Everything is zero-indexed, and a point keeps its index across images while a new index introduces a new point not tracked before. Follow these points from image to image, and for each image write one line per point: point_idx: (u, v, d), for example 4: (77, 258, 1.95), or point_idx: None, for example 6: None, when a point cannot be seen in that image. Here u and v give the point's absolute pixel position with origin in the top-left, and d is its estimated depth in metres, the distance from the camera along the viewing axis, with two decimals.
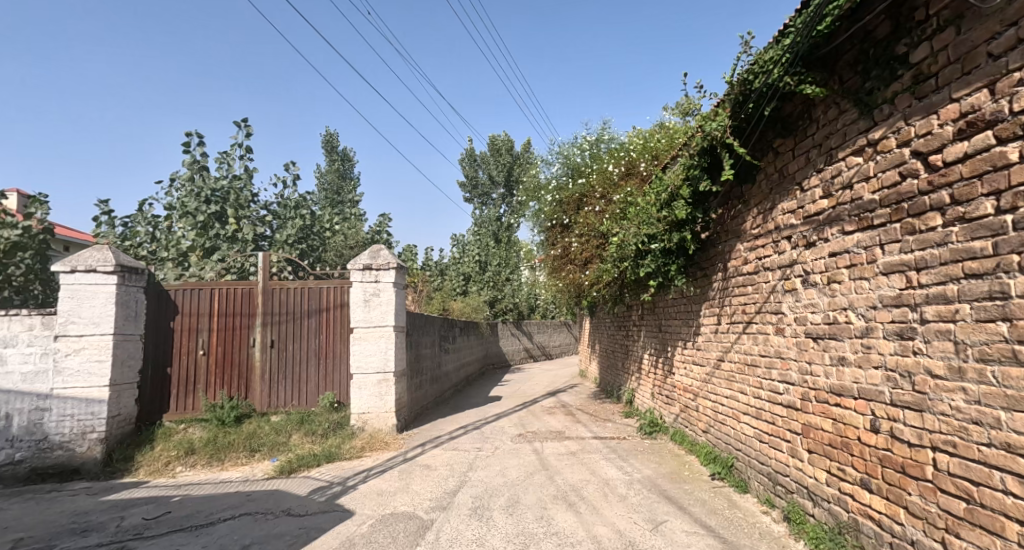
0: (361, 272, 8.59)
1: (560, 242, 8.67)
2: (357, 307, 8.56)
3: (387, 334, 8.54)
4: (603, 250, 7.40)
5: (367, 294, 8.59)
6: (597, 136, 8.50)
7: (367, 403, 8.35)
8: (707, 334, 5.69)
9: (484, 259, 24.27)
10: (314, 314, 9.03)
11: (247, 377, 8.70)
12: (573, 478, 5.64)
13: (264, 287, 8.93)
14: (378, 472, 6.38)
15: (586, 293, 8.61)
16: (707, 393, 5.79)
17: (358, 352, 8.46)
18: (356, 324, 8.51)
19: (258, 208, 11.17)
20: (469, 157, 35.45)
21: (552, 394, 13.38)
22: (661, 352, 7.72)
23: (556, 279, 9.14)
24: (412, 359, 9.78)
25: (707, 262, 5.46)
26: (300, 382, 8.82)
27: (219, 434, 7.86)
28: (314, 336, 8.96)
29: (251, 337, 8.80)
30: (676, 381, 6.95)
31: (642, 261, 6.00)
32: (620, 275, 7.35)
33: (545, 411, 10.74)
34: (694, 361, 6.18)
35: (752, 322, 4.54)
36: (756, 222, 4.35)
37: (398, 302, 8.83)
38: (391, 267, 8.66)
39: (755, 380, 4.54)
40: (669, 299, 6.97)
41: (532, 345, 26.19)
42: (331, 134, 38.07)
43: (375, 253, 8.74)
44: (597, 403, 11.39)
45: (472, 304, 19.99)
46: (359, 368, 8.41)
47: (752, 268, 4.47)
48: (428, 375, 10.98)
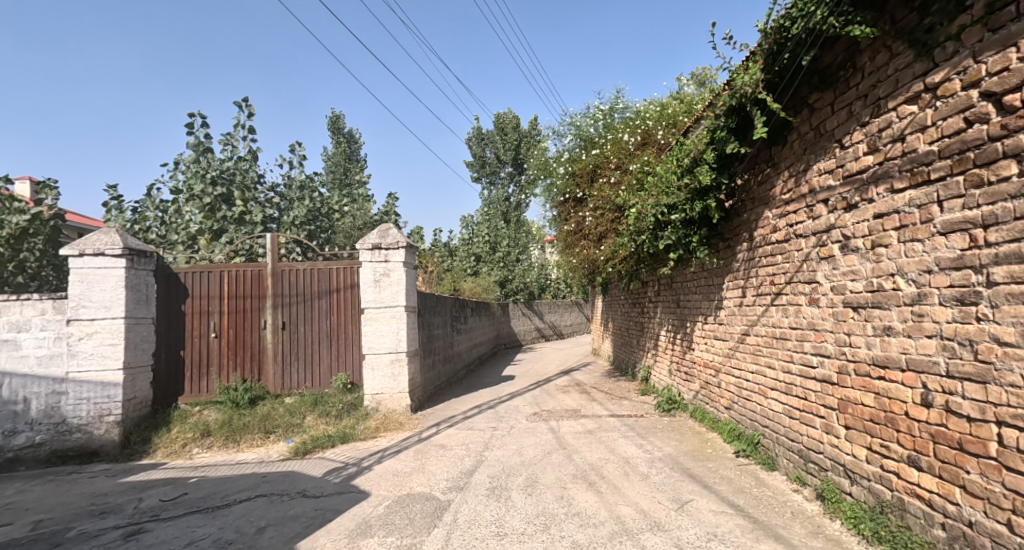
0: (370, 252, 8.42)
1: (572, 217, 8.42)
2: (367, 287, 8.40)
3: (399, 314, 8.40)
4: (620, 224, 7.15)
5: (377, 274, 8.42)
6: (611, 106, 8.19)
7: (380, 383, 8.25)
8: (730, 307, 5.46)
9: (494, 239, 24.03)
10: (325, 295, 8.90)
11: (260, 359, 8.62)
12: (592, 457, 5.50)
13: (274, 269, 8.79)
14: (392, 453, 6.27)
15: (600, 270, 8.39)
16: (730, 368, 5.58)
17: (370, 333, 8.33)
18: (367, 305, 8.37)
19: (263, 190, 11.02)
20: (476, 136, 34.97)
21: (565, 373, 13.25)
22: (678, 328, 7.51)
23: (570, 256, 8.91)
24: (424, 339, 9.65)
25: (731, 232, 5.21)
26: (313, 363, 8.74)
27: (234, 416, 7.80)
28: (325, 317, 8.86)
29: (263, 319, 8.70)
30: (696, 357, 6.75)
31: (662, 232, 5.76)
32: (637, 250, 7.11)
33: (559, 390, 10.61)
34: (716, 336, 5.97)
35: (781, 294, 4.31)
36: (786, 186, 4.10)
37: (409, 282, 8.67)
38: (401, 247, 8.47)
39: (784, 354, 4.32)
40: (689, 273, 6.73)
41: (544, 325, 26.04)
42: (337, 116, 37.69)
43: (384, 232, 8.55)
44: (611, 381, 11.22)
45: (482, 284, 19.83)
46: (371, 348, 8.29)
47: (782, 236, 4.23)
48: (441, 355, 10.87)
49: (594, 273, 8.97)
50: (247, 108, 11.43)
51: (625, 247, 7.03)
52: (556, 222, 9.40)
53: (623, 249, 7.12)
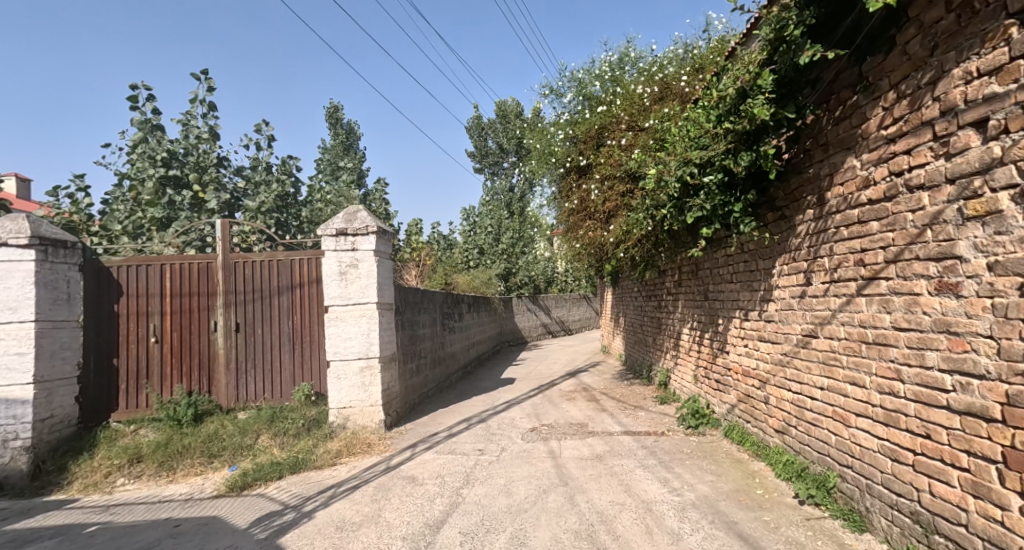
0: (334, 239, 7.12)
1: (574, 193, 7.03)
2: (331, 281, 7.08)
3: (370, 312, 7.11)
4: (636, 196, 5.76)
5: (343, 266, 7.10)
6: (620, 57, 6.81)
7: (348, 395, 6.95)
8: (784, 299, 4.09)
9: (497, 230, 22.63)
10: (286, 292, 7.62)
11: (210, 367, 7.35)
12: (602, 500, 4.15)
13: (226, 261, 7.51)
14: (346, 490, 4.94)
15: (611, 257, 7.00)
16: (785, 381, 4.20)
17: (335, 335, 7.03)
18: (331, 302, 7.06)
19: (227, 174, 10.16)
20: (477, 126, 33.56)
21: (572, 375, 11.90)
22: (707, 326, 6.14)
23: (573, 242, 7.53)
24: (405, 341, 8.35)
25: (787, 197, 3.84)
26: (272, 371, 7.48)
27: (174, 436, 6.53)
28: (287, 317, 7.59)
29: (213, 320, 7.43)
30: (732, 363, 5.39)
31: (691, 201, 4.37)
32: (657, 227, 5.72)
33: (563, 397, 9.25)
34: (762, 337, 4.60)
35: (875, 279, 2.94)
36: (891, 116, 2.72)
37: (382, 275, 7.37)
38: (371, 232, 7.15)
39: (880, 367, 2.95)
40: (723, 257, 5.35)
41: (550, 320, 24.59)
42: (333, 107, 36.35)
43: (351, 215, 7.23)
44: (623, 386, 9.84)
45: (482, 277, 18.45)
46: (337, 354, 6.99)
47: (878, 193, 2.86)
48: (429, 360, 9.58)
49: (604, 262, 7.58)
50: (207, 81, 10.36)
51: (642, 224, 5.64)
52: (557, 203, 8.01)
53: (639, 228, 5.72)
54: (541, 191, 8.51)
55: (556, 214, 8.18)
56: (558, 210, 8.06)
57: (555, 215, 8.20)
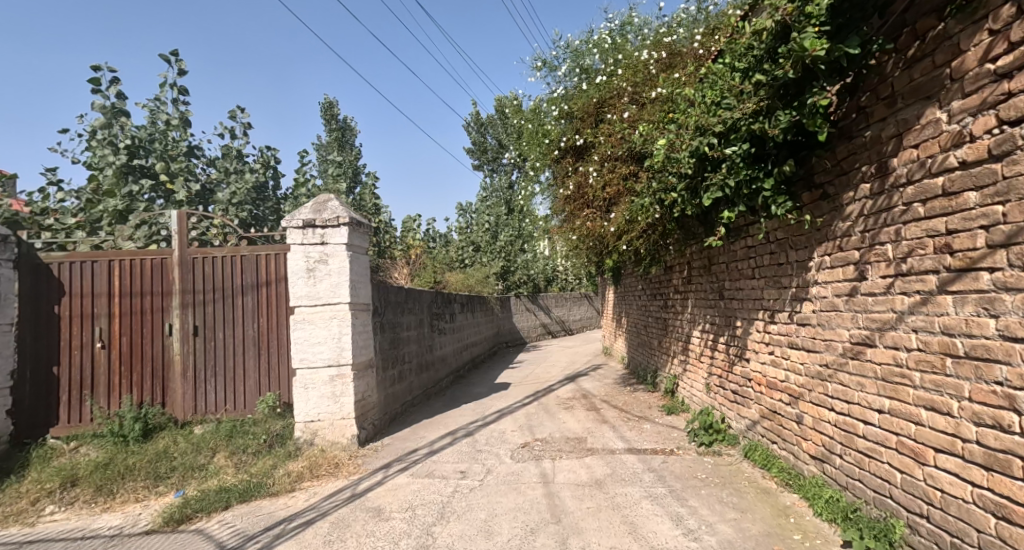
0: (301, 232, 6.34)
1: (571, 179, 6.23)
2: (297, 278, 6.30)
3: (342, 314, 6.34)
4: (644, 178, 4.98)
5: (311, 261, 6.33)
6: (622, 23, 6.03)
7: (317, 407, 6.19)
8: (825, 298, 3.31)
9: (495, 227, 21.86)
10: (251, 291, 6.87)
11: (165, 376, 6.60)
12: (602, 546, 3.37)
13: (183, 257, 6.74)
14: (298, 526, 4.18)
15: (614, 250, 6.22)
16: (825, 398, 3.41)
17: (301, 340, 6.25)
18: (297, 302, 6.28)
19: (198, 164, 9.39)
20: (476, 121, 32.73)
21: (571, 379, 11.15)
22: (722, 328, 5.37)
23: (570, 235, 6.74)
24: (386, 345, 7.60)
25: (832, 169, 3.07)
26: (235, 380, 6.72)
27: (117, 455, 5.76)
28: (251, 319, 6.83)
29: (168, 323, 6.66)
30: (754, 373, 4.60)
31: (710, 177, 3.60)
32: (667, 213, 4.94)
33: (561, 405, 8.49)
34: (793, 343, 3.82)
35: (972, 270, 2.16)
36: (1004, 40, 1.95)
37: (355, 272, 6.60)
38: (342, 224, 6.38)
39: (978, 391, 2.16)
40: (744, 248, 4.58)
41: (550, 320, 23.79)
42: (328, 102, 35.59)
43: (321, 205, 6.46)
44: (626, 392, 9.09)
45: (478, 276, 17.65)
46: (304, 361, 6.23)
47: (978, 152, 2.09)
48: (414, 366, 8.81)
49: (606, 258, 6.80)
50: (177, 63, 9.56)
51: (651, 211, 4.86)
52: (553, 194, 7.21)
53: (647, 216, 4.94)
54: (535, 180, 7.72)
55: (552, 206, 7.39)
56: (553, 201, 7.27)
57: (550, 204, 7.44)
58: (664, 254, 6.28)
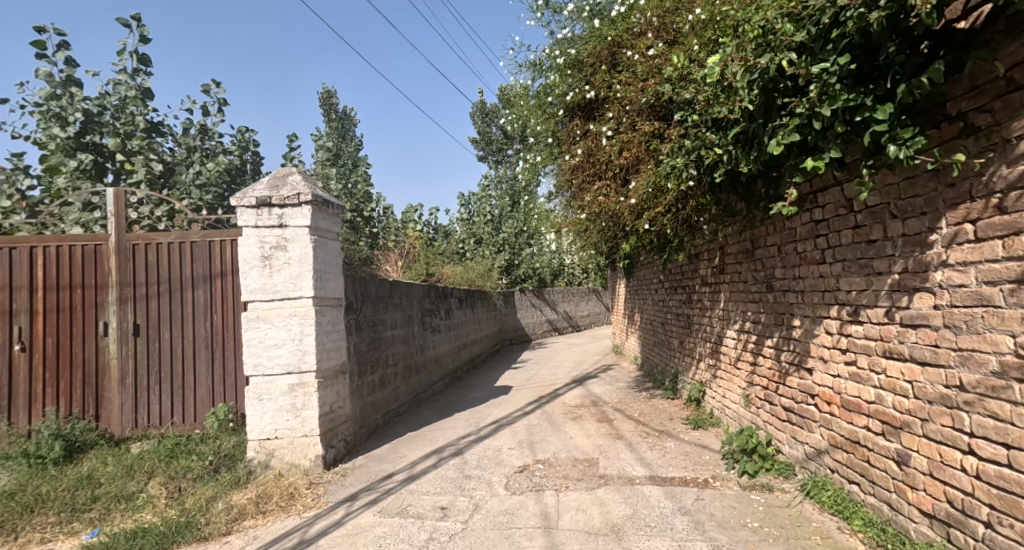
0: (254, 212, 5.29)
1: (581, 145, 5.11)
2: (249, 268, 5.25)
3: (305, 310, 5.33)
4: (677, 136, 3.89)
5: (267, 248, 5.30)
6: None
7: (273, 422, 5.15)
8: (962, 288, 2.21)
9: (498, 218, 20.79)
10: (201, 284, 5.84)
11: (99, 383, 5.59)
12: None
13: (121, 243, 5.72)
14: None
15: (633, 234, 5.13)
16: (955, 436, 2.31)
17: (253, 342, 5.21)
18: (250, 297, 5.26)
19: (160, 141, 8.30)
20: (481, 110, 31.60)
21: (579, 382, 10.09)
22: (770, 329, 4.29)
23: (579, 215, 5.63)
24: (365, 348, 6.58)
25: (993, 88, 2.00)
26: (182, 388, 5.71)
27: (29, 481, 4.73)
28: (203, 317, 5.81)
29: (103, 321, 5.65)
30: (821, 387, 3.50)
31: (791, 106, 2.54)
32: (707, 180, 3.85)
33: (568, 415, 7.44)
34: (891, 353, 2.72)
35: None
36: None
37: (322, 261, 5.56)
38: (304, 203, 5.33)
39: None
40: (808, 224, 3.49)
41: (556, 316, 22.73)
42: (328, 93, 34.54)
43: (279, 180, 5.42)
44: (641, 399, 8.04)
45: (480, 269, 16.55)
46: (258, 367, 5.21)
47: None
48: (399, 370, 7.79)
49: (624, 246, 5.72)
50: (141, 28, 8.27)
51: (687, 176, 3.77)
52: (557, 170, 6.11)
53: (680, 182, 3.84)
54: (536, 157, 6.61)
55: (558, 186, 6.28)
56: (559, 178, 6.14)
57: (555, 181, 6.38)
58: (693, 237, 5.20)
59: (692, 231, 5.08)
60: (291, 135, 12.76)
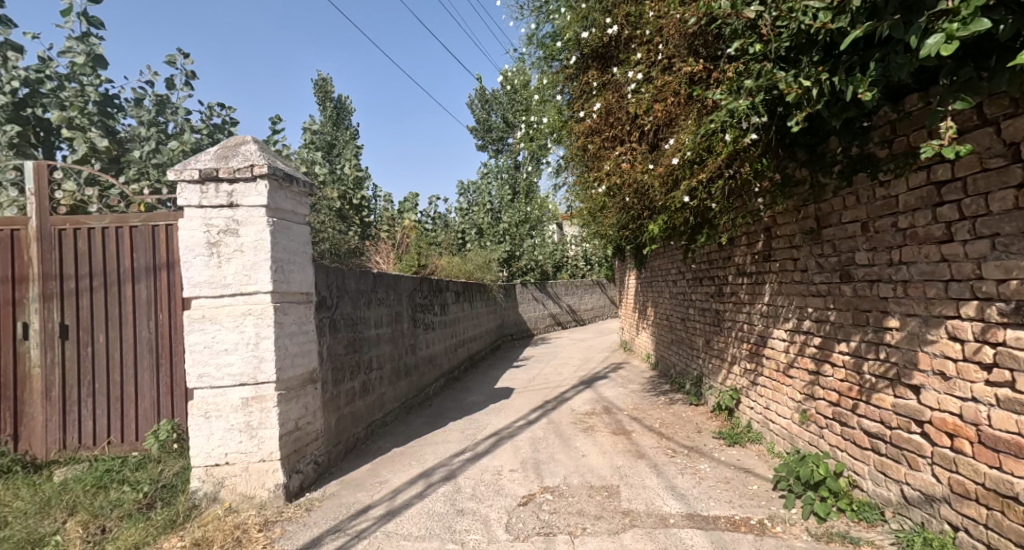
0: (197, 188, 4.33)
1: (599, 100, 4.28)
2: (194, 257, 4.31)
3: (259, 308, 4.39)
4: (734, 74, 2.94)
5: (215, 232, 4.35)
6: None
7: (223, 445, 4.23)
8: None
9: (499, 208, 19.77)
10: (141, 277, 4.90)
11: (18, 397, 4.66)
12: None
13: (43, 229, 4.77)
14: None
15: (661, 213, 4.18)
16: None
17: (198, 348, 4.27)
18: (193, 292, 4.31)
19: (115, 117, 7.33)
20: (480, 98, 30.46)
21: (588, 384, 9.16)
22: (844, 331, 3.33)
23: (594, 191, 4.66)
24: (341, 352, 5.66)
25: None
26: (118, 402, 4.78)
27: None
28: (145, 317, 4.88)
29: (23, 322, 4.71)
30: (939, 412, 2.53)
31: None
32: (773, 128, 2.92)
33: (578, 425, 6.51)
34: None
35: None
36: None
37: (283, 248, 4.62)
38: (259, 176, 4.38)
39: None
40: (921, 188, 2.55)
41: (559, 310, 21.75)
42: (322, 80, 33.34)
43: (228, 150, 4.48)
44: (659, 406, 7.11)
45: (479, 261, 15.60)
46: (204, 378, 4.27)
47: None
48: (384, 374, 6.86)
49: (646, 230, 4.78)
50: None
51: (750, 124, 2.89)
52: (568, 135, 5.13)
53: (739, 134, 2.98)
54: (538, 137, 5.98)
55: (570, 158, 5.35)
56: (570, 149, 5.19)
57: (563, 153, 5.41)
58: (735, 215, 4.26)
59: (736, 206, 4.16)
60: (273, 116, 11.78)
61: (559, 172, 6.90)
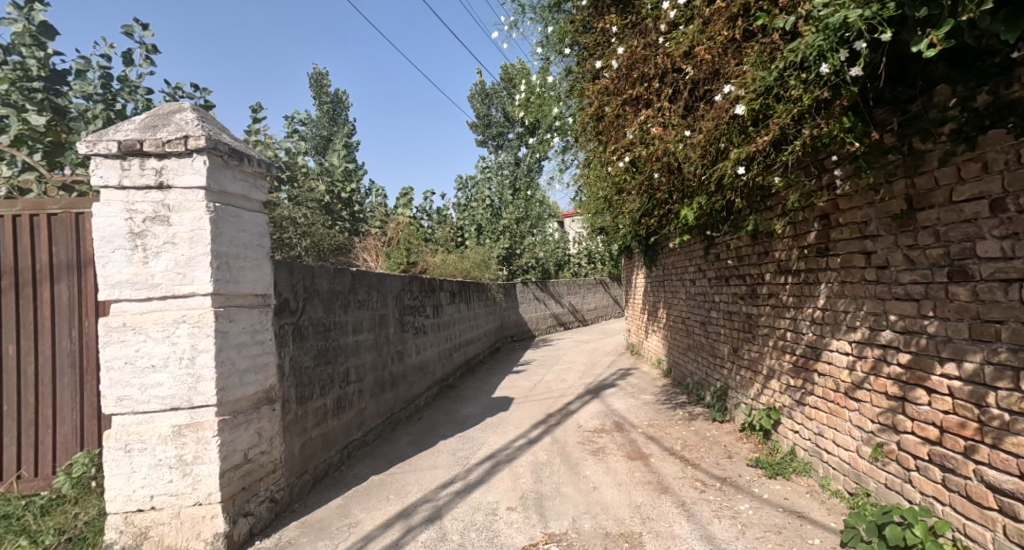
0: (118, 164, 3.49)
1: (621, 47, 3.77)
2: (112, 251, 3.46)
3: (196, 315, 3.55)
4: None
5: (140, 219, 3.51)
6: None
7: (149, 486, 3.41)
8: None
9: (499, 204, 18.92)
10: (54, 276, 4.04)
11: None
12: None
13: None
14: None
15: (699, 193, 3.42)
16: None
17: (116, 364, 3.43)
18: (111, 295, 3.46)
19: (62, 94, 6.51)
20: (480, 91, 29.57)
21: (595, 394, 8.32)
22: (954, 350, 2.48)
23: (616, 164, 3.88)
24: (306, 365, 4.82)
25: None
26: (26, 428, 3.93)
27: None
28: (62, 323, 4.02)
29: None
30: None
31: None
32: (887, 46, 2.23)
33: (586, 447, 5.68)
34: None
35: None
36: None
37: (228, 241, 3.78)
38: (195, 151, 3.54)
39: None
40: None
41: (562, 309, 20.92)
42: (318, 74, 32.47)
43: (159, 119, 3.64)
44: (679, 423, 6.27)
45: (478, 258, 14.76)
46: (125, 402, 3.43)
47: None
48: (364, 387, 6.04)
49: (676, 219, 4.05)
50: None
51: (867, 37, 2.17)
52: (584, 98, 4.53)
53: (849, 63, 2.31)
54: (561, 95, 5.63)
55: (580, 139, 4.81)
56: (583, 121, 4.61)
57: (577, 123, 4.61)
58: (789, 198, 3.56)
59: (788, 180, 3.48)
60: (254, 104, 10.94)
61: (566, 151, 6.07)
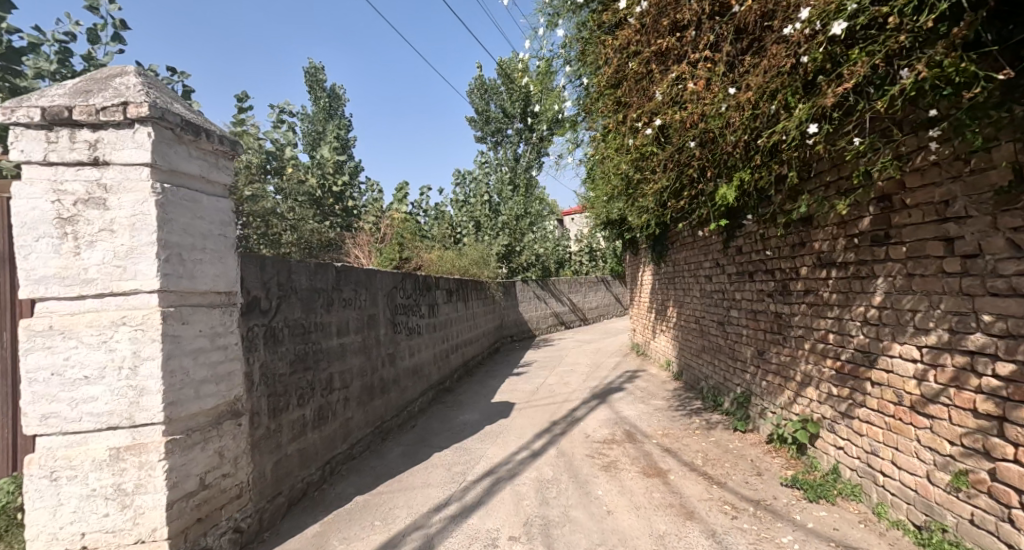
0: (43, 135, 2.92)
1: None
2: (35, 239, 2.89)
3: (139, 317, 2.98)
4: None
5: (69, 202, 2.94)
6: None
7: (80, 522, 2.86)
8: None
9: (498, 200, 18.33)
10: None
11: None
12: None
13: None
14: None
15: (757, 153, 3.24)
16: None
17: (39, 375, 2.85)
18: (33, 292, 2.88)
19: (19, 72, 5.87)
20: (479, 86, 28.99)
21: (601, 399, 7.77)
22: None
23: (653, 128, 3.66)
24: (278, 375, 4.24)
25: None
26: None
27: None
28: None
29: None
30: None
31: None
32: None
33: (597, 461, 5.11)
34: None
35: None
36: None
37: (181, 228, 3.20)
38: (137, 121, 2.98)
39: None
40: None
41: (563, 308, 20.37)
42: (313, 68, 31.74)
43: (96, 82, 3.07)
44: (696, 434, 5.71)
45: (476, 256, 14.19)
46: (51, 421, 2.86)
47: None
48: (350, 394, 5.49)
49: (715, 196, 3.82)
50: None
51: None
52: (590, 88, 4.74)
53: None
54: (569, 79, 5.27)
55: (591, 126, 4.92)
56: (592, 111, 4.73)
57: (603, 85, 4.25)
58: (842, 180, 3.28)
59: (841, 156, 3.21)
60: (239, 92, 10.32)
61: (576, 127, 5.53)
